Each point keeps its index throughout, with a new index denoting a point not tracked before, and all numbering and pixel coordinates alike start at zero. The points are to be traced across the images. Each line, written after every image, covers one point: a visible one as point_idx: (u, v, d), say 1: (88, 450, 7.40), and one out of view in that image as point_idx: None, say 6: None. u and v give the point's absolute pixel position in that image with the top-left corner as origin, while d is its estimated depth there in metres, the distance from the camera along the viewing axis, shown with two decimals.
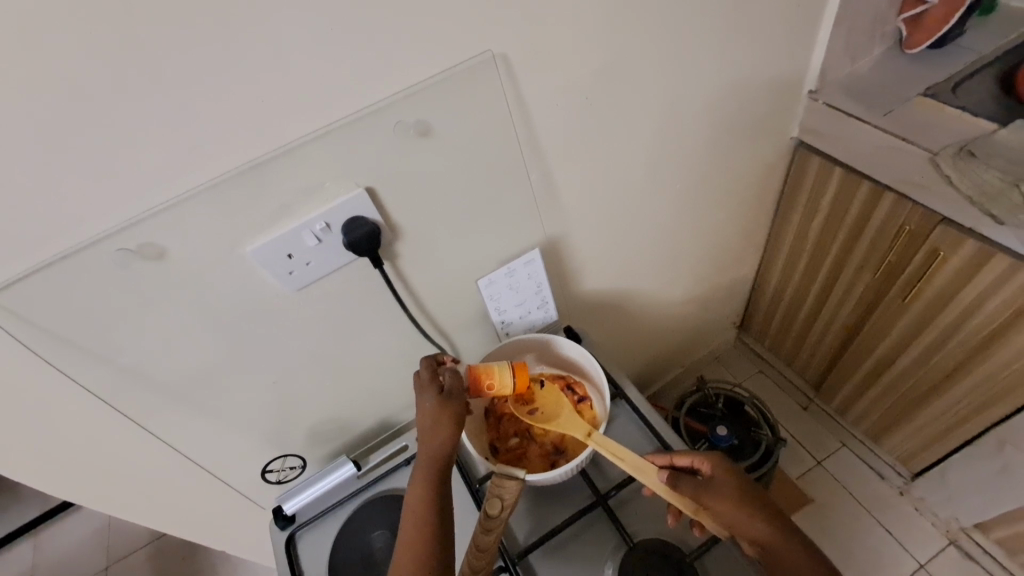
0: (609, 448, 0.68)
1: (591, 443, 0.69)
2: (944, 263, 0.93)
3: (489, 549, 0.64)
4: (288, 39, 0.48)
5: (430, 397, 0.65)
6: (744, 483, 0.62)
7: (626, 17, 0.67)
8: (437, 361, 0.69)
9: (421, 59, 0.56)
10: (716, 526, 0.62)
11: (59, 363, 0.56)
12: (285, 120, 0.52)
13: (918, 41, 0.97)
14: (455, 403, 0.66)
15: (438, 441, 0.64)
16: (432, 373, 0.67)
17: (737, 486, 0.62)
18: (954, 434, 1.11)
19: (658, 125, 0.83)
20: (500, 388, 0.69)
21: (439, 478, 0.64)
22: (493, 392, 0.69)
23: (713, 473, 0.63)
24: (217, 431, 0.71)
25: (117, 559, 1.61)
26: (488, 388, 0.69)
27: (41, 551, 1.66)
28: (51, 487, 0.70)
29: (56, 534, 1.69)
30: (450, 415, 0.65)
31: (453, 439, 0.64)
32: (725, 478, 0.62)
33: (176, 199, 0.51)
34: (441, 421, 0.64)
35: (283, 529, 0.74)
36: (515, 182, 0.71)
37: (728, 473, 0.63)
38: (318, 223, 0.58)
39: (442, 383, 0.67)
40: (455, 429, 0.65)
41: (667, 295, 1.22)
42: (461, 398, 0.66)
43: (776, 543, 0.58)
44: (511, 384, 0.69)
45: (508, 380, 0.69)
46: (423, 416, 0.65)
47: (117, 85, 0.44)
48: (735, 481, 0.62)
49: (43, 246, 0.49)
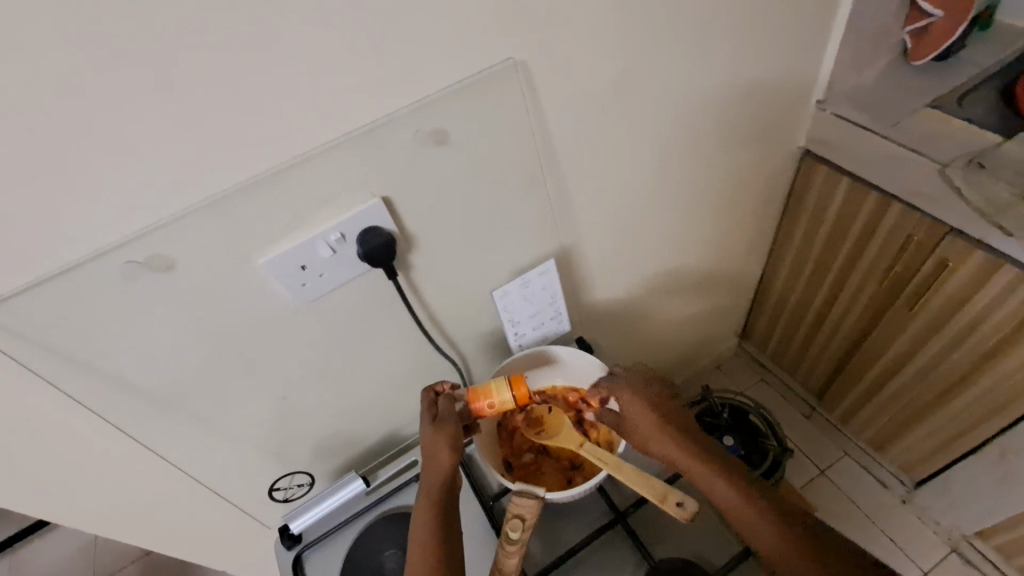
0: (599, 454, 0.66)
1: (582, 452, 0.67)
2: (953, 272, 0.93)
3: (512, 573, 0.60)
4: (307, 43, 0.46)
5: (426, 423, 0.69)
6: (663, 394, 0.72)
7: (643, 24, 0.66)
8: (436, 392, 0.73)
9: (443, 66, 0.55)
10: (684, 512, 0.60)
11: (56, 381, 0.53)
12: (300, 126, 0.50)
13: (921, 55, 0.98)
14: (449, 424, 0.68)
15: (435, 459, 0.67)
16: (430, 403, 0.72)
17: (652, 402, 0.70)
18: (956, 443, 1.12)
19: (670, 133, 0.83)
20: (500, 409, 0.68)
21: (445, 488, 0.66)
22: (495, 409, 0.68)
23: (630, 389, 0.71)
24: (222, 449, 0.68)
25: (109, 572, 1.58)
26: (489, 407, 0.67)
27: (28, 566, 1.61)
28: (45, 509, 0.66)
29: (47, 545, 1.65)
30: (446, 435, 0.67)
31: (452, 457, 0.66)
32: (641, 393, 0.71)
33: (188, 209, 0.49)
34: (435, 441, 0.67)
35: (289, 549, 0.71)
36: (531, 190, 0.70)
37: (636, 407, 0.69)
38: (333, 233, 0.57)
39: (436, 410, 0.70)
40: (453, 448, 0.67)
41: (673, 304, 1.21)
42: (451, 420, 0.68)
43: (694, 460, 0.64)
44: (510, 400, 0.67)
45: (508, 395, 0.67)
46: (423, 441, 0.68)
47: (128, 85, 0.42)
48: (652, 395, 0.71)
49: (42, 258, 0.47)
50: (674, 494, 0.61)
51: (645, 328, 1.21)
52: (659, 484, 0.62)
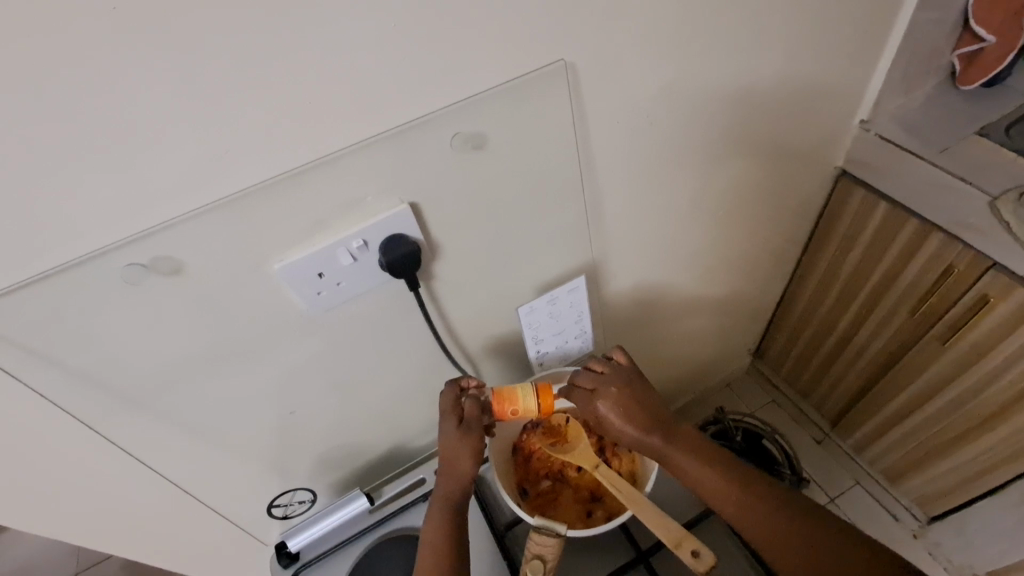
0: (613, 479, 0.65)
1: (596, 474, 0.66)
2: (992, 308, 0.89)
3: None
4: (344, 33, 0.42)
5: (451, 426, 0.64)
6: (631, 387, 0.66)
7: (698, 29, 0.62)
8: (460, 387, 0.66)
9: (487, 66, 0.50)
10: (699, 562, 0.57)
11: (46, 389, 0.49)
12: (328, 122, 0.45)
13: (972, 79, 0.93)
14: (475, 432, 0.64)
15: (454, 460, 0.63)
16: (454, 401, 0.65)
17: (626, 404, 0.65)
18: (977, 482, 1.08)
19: (712, 145, 0.78)
20: (522, 417, 0.64)
21: (458, 501, 0.63)
22: (518, 416, 0.64)
23: (600, 393, 0.65)
24: (221, 462, 0.64)
25: (91, 564, 1.61)
26: (513, 413, 0.63)
27: (17, 547, 1.67)
28: (26, 520, 0.62)
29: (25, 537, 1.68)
30: (470, 444, 0.63)
31: (473, 468, 0.63)
32: (613, 395, 0.65)
33: (198, 209, 0.45)
34: (457, 444, 0.63)
35: (286, 568, 0.68)
36: (565, 201, 0.66)
37: (621, 422, 0.64)
38: (355, 240, 0.52)
39: (461, 412, 0.65)
40: (475, 459, 0.63)
41: (691, 321, 1.17)
42: (479, 427, 0.64)
43: (699, 466, 0.63)
44: (535, 408, 0.63)
45: (533, 403, 0.63)
46: (444, 445, 0.64)
47: (146, 72, 0.37)
48: (624, 394, 0.65)
49: (34, 258, 0.42)
50: (690, 541, 0.58)
51: (661, 345, 1.17)
52: (676, 529, 0.59)
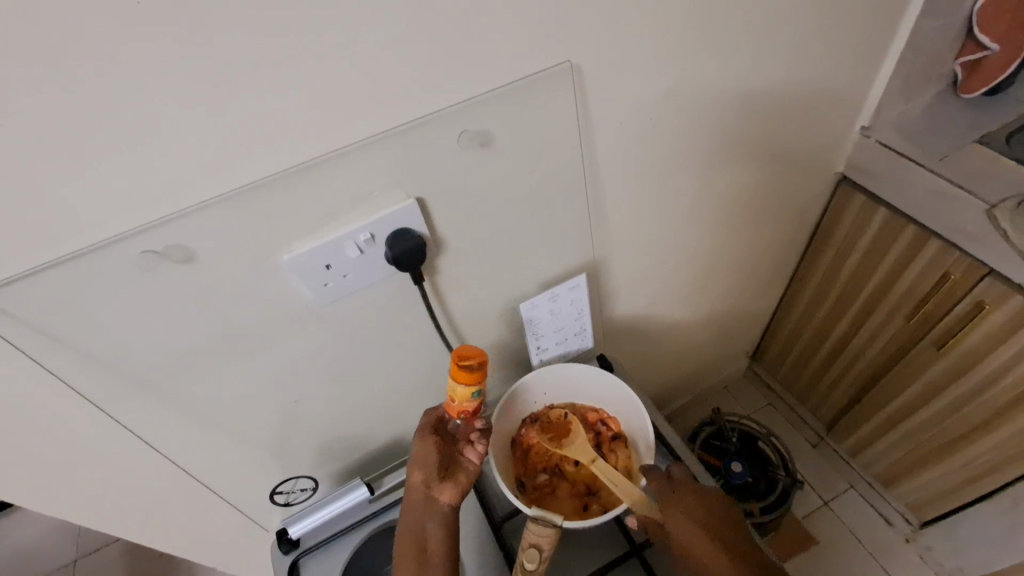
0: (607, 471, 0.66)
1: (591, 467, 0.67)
2: (987, 316, 0.90)
3: None
4: (359, 31, 0.43)
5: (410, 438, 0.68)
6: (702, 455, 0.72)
7: (703, 32, 0.63)
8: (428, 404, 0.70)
9: (496, 66, 0.51)
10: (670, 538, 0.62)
11: (60, 370, 0.50)
12: (338, 116, 0.47)
13: (974, 87, 0.94)
14: (421, 439, 0.66)
15: (418, 478, 0.64)
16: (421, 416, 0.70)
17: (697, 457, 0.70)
18: (970, 488, 1.09)
19: (716, 147, 0.79)
20: (464, 401, 0.61)
21: (419, 510, 0.63)
22: (460, 403, 0.62)
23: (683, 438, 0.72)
24: (224, 448, 0.65)
25: (87, 553, 1.62)
26: (454, 403, 0.62)
27: (20, 529, 1.69)
28: (34, 501, 0.64)
29: (20, 523, 1.70)
30: (419, 450, 0.65)
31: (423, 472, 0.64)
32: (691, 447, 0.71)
33: (214, 199, 0.46)
34: (417, 461, 0.65)
35: (287, 553, 0.69)
36: (569, 200, 0.67)
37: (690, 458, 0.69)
38: (362, 233, 0.53)
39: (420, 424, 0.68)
40: (422, 464, 0.65)
41: (691, 322, 1.18)
42: (426, 433, 0.66)
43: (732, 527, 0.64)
44: (456, 389, 0.61)
45: (453, 385, 0.61)
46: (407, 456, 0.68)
47: (164, 61, 0.38)
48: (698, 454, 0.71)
49: (54, 242, 0.43)
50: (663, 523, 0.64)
51: (661, 346, 1.18)
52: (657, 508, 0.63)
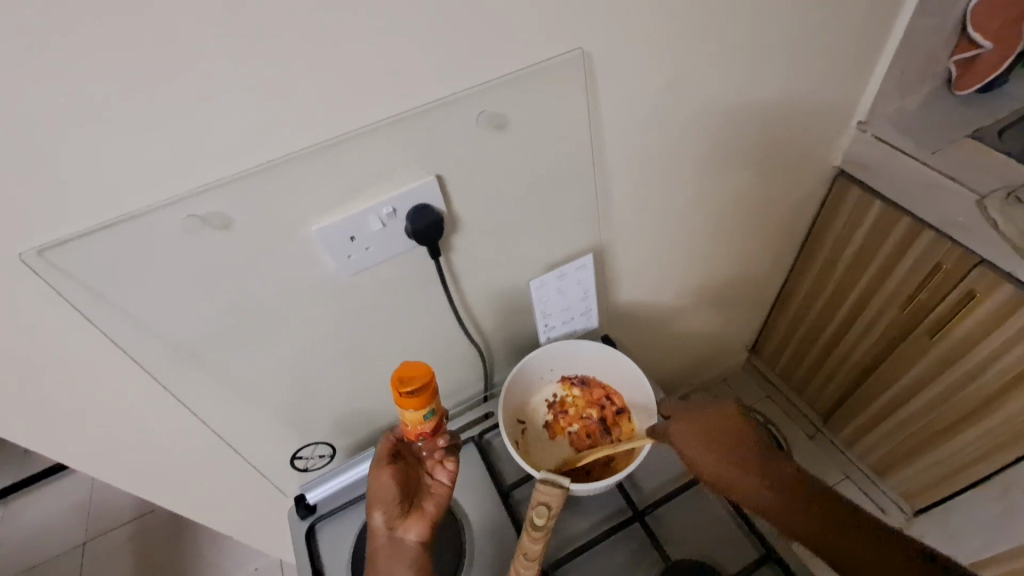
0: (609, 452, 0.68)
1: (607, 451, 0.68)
2: (978, 304, 0.93)
3: (537, 557, 0.60)
4: (387, 15, 0.46)
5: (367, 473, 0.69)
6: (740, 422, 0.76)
7: (707, 24, 0.66)
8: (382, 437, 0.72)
9: (513, 51, 0.55)
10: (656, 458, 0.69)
11: (104, 328, 0.53)
12: (365, 95, 0.50)
13: (966, 85, 0.99)
14: (380, 471, 0.67)
15: (380, 518, 0.65)
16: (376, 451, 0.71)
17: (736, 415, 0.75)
18: (962, 475, 1.12)
19: (718, 136, 0.82)
20: (418, 423, 0.62)
21: (387, 540, 0.64)
22: (413, 427, 0.63)
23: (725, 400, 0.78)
24: (248, 414, 0.68)
25: (98, 533, 1.66)
26: (408, 426, 0.64)
27: (33, 510, 1.72)
28: (69, 459, 0.67)
29: (33, 503, 1.74)
30: (378, 482, 0.66)
31: (385, 503, 0.65)
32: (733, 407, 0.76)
33: (250, 169, 0.49)
34: (376, 501, 0.66)
35: (303, 519, 0.73)
36: (578, 183, 0.70)
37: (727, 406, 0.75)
38: (385, 208, 0.57)
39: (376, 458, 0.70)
40: (384, 494, 0.66)
41: (692, 310, 1.22)
42: (383, 465, 0.67)
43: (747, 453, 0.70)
44: (405, 415, 0.62)
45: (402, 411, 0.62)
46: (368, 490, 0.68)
47: (212, 38, 0.41)
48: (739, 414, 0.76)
49: (104, 206, 0.46)
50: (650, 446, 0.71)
51: (663, 335, 1.21)
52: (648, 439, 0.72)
